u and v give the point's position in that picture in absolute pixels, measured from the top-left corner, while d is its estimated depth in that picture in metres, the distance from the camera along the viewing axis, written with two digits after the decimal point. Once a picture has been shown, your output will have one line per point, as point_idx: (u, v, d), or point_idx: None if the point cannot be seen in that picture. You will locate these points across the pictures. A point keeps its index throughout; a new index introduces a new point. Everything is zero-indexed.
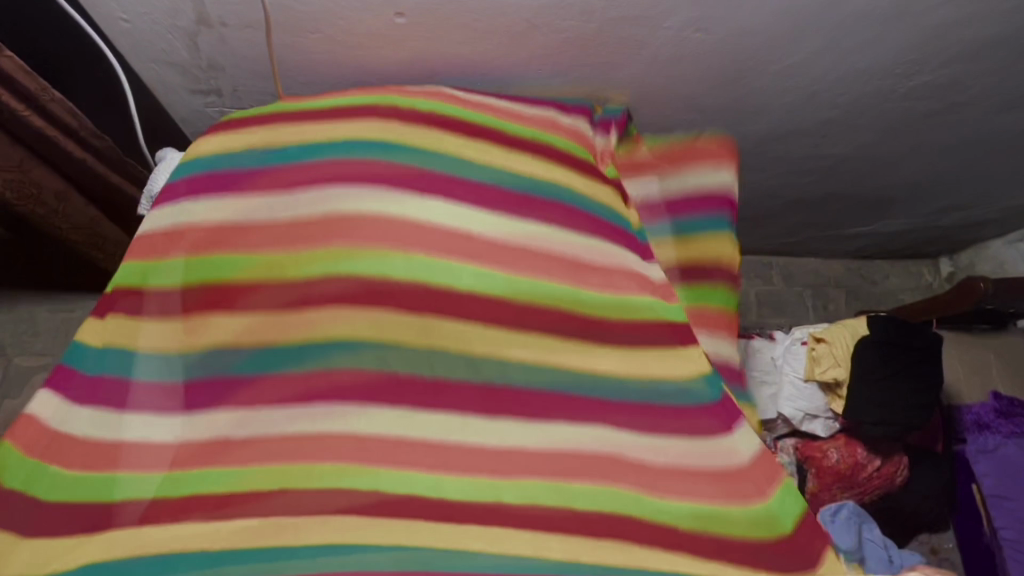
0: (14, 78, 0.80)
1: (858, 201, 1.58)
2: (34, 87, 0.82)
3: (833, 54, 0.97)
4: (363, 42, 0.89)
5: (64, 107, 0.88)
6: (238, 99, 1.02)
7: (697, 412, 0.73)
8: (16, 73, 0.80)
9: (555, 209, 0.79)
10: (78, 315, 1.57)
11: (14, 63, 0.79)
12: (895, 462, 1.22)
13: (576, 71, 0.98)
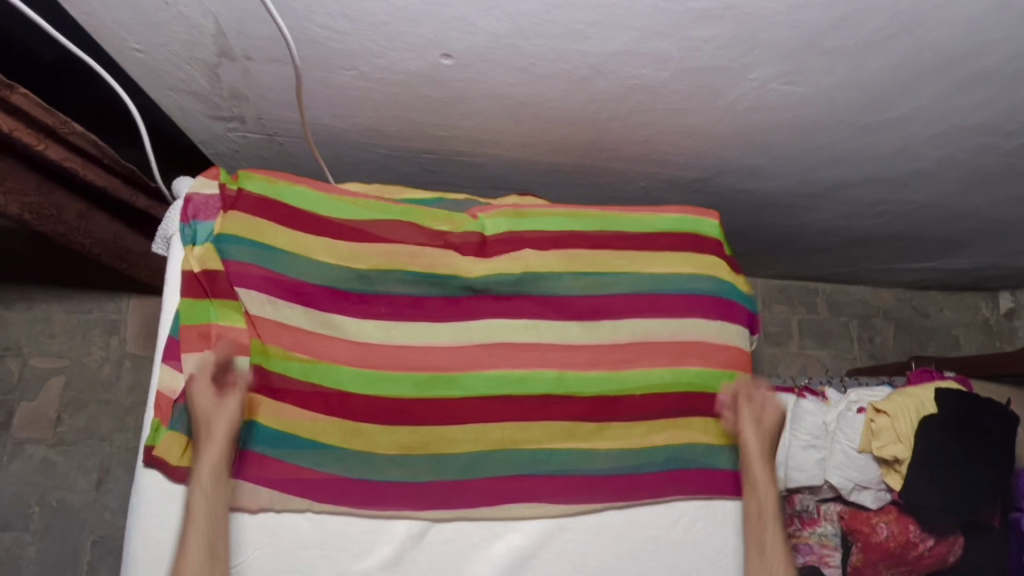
0: (32, 114, 0.77)
1: (926, 240, 1.45)
2: (54, 121, 0.80)
3: (937, 111, 0.84)
4: (401, 79, 0.79)
5: (83, 138, 0.86)
6: (263, 127, 0.93)
7: (697, 475, 0.88)
8: (34, 111, 0.77)
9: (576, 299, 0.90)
10: (95, 317, 1.53)
11: (31, 101, 0.76)
12: (948, 542, 1.14)
13: (637, 114, 0.87)
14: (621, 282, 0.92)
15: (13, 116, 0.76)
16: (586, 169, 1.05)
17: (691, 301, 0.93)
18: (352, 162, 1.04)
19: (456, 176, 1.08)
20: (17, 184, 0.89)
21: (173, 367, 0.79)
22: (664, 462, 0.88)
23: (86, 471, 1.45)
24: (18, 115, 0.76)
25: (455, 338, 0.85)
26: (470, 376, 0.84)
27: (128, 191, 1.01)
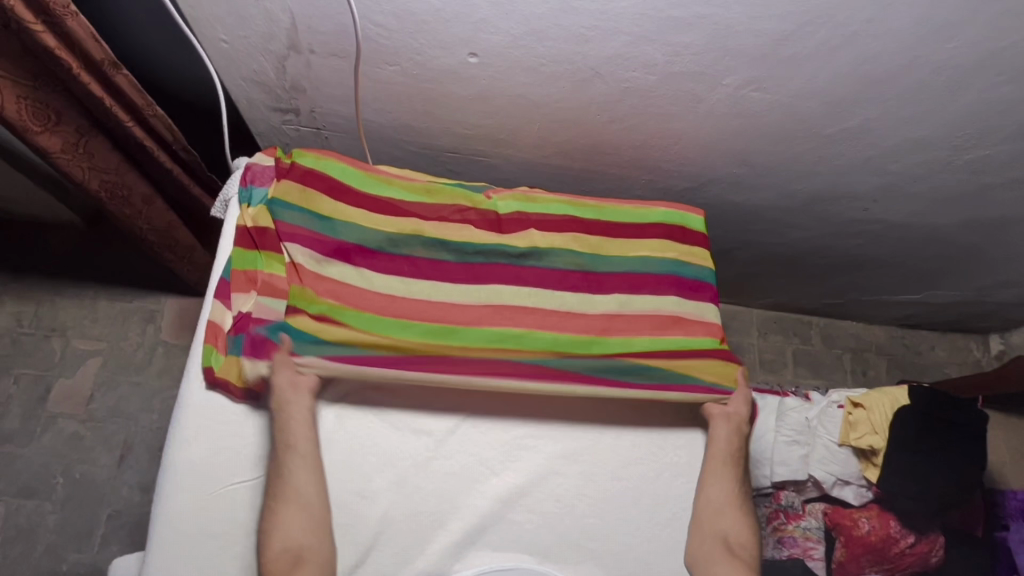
0: (126, 94, 0.92)
1: (906, 267, 1.56)
2: (142, 103, 0.95)
3: (887, 123, 0.99)
4: (434, 76, 0.95)
5: (162, 121, 1.02)
6: (313, 119, 1.10)
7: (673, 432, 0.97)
8: (130, 91, 0.93)
9: (573, 273, 1.02)
10: (135, 306, 1.67)
11: (130, 82, 0.92)
12: (929, 540, 1.18)
13: (631, 117, 1.02)
14: (613, 262, 1.04)
15: (113, 93, 0.92)
16: (587, 172, 1.20)
17: (674, 280, 1.05)
18: (385, 158, 1.19)
19: (474, 176, 1.24)
20: (101, 160, 1.06)
21: (222, 304, 0.91)
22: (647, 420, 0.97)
23: (111, 446, 1.54)
24: (114, 92, 0.92)
25: (466, 298, 0.96)
26: (475, 329, 0.94)
27: (187, 178, 1.18)
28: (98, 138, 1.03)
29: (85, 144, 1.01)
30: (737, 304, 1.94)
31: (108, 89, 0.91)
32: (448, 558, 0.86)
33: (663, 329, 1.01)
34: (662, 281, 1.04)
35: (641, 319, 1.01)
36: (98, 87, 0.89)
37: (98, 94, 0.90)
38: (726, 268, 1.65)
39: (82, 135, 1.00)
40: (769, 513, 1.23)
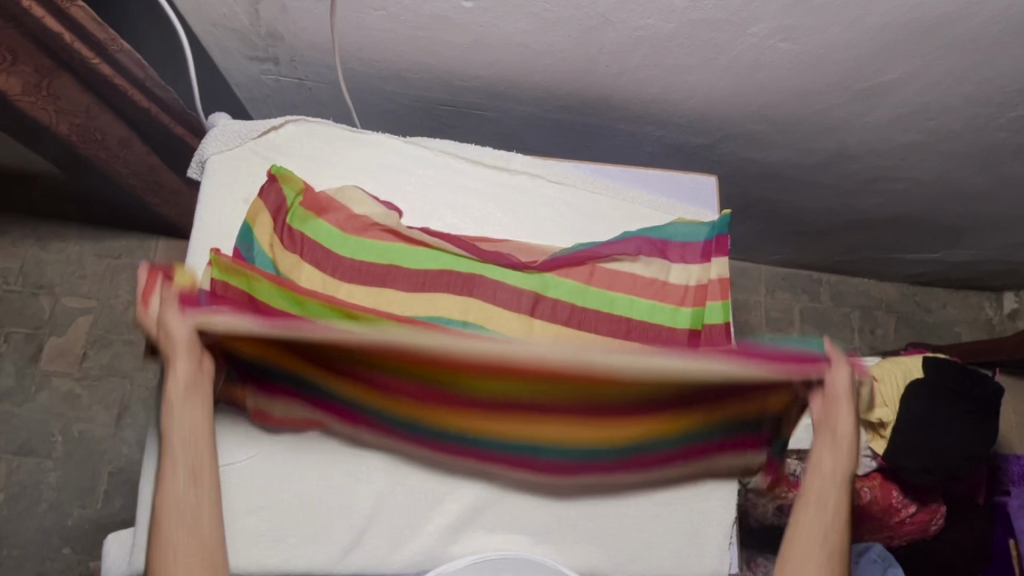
0: (84, 28, 0.82)
1: (926, 226, 1.48)
2: (103, 38, 0.85)
3: (928, 77, 0.89)
4: (425, 23, 0.85)
5: (129, 58, 0.91)
6: (294, 70, 1.00)
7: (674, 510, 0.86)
8: (91, 25, 0.83)
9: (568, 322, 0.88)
10: (123, 262, 1.61)
11: (88, 14, 0.82)
12: (929, 510, 1.17)
13: (643, 70, 0.92)
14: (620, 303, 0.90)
15: (72, 27, 0.83)
16: (593, 127, 1.11)
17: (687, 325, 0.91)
18: (374, 112, 1.10)
19: (471, 130, 1.15)
20: (67, 103, 0.98)
21: None
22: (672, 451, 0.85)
23: (107, 405, 1.53)
24: (69, 26, 0.82)
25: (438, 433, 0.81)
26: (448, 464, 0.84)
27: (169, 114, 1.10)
28: (63, 79, 0.94)
29: (48, 86, 0.93)
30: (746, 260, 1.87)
31: (64, 22, 0.81)
32: (443, 539, 0.84)
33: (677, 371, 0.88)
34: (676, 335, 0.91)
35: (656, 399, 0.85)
36: (53, 21, 0.80)
37: (54, 29, 0.80)
38: (737, 225, 1.57)
39: (44, 76, 0.91)
40: None
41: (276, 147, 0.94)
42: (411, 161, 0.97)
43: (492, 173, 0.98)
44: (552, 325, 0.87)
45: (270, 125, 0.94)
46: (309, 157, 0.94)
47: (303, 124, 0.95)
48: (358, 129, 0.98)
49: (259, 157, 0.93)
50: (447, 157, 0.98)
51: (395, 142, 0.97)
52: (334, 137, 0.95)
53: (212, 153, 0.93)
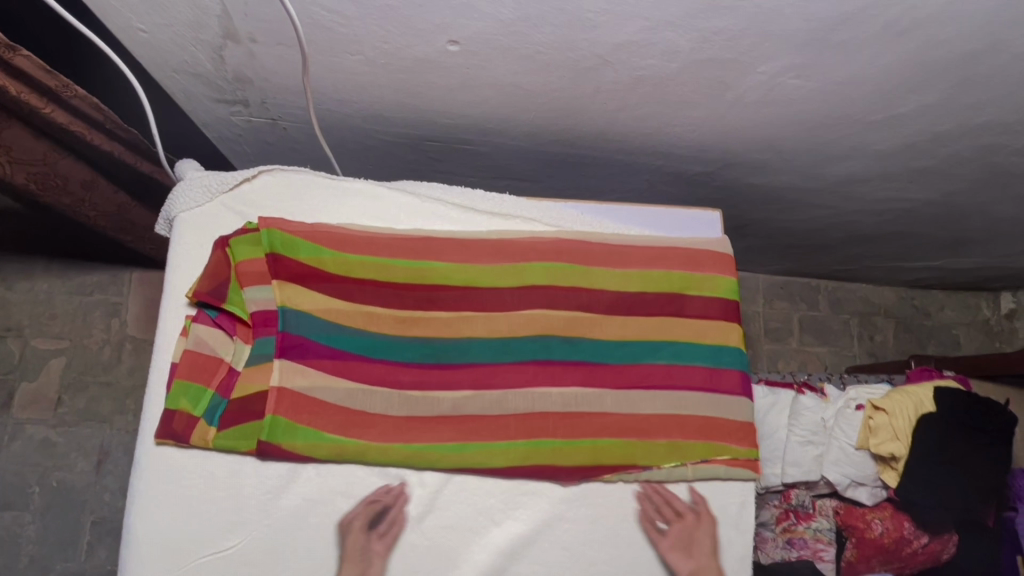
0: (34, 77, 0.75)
1: (929, 239, 1.44)
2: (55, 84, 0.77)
3: (945, 108, 0.84)
4: (407, 65, 0.78)
5: (86, 101, 0.84)
6: (266, 111, 0.92)
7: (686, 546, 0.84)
8: (41, 74, 0.76)
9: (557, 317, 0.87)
10: (96, 299, 1.53)
11: (34, 62, 0.74)
12: (942, 539, 1.14)
13: (643, 106, 0.86)
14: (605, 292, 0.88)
15: (21, 78, 0.75)
16: (590, 159, 1.04)
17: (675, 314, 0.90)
18: (355, 149, 1.03)
19: (460, 164, 1.08)
20: (22, 153, 0.89)
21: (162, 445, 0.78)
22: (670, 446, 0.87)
23: (86, 452, 1.46)
24: (17, 77, 0.74)
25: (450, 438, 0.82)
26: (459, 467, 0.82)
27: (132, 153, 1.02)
28: (14, 128, 0.86)
29: None
30: (743, 270, 1.83)
31: (12, 75, 0.74)
32: None
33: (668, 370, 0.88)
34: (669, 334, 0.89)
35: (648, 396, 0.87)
36: None
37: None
38: (736, 241, 1.52)
39: None
40: (778, 513, 1.19)
41: (250, 201, 0.87)
42: (397, 209, 0.90)
43: (484, 219, 0.92)
44: (543, 322, 0.86)
45: (243, 177, 0.87)
46: (286, 210, 0.87)
47: (278, 174, 0.88)
48: (338, 175, 0.91)
49: (232, 212, 0.86)
50: (436, 203, 0.91)
51: (379, 189, 0.90)
52: (312, 186, 0.89)
53: (181, 210, 0.85)
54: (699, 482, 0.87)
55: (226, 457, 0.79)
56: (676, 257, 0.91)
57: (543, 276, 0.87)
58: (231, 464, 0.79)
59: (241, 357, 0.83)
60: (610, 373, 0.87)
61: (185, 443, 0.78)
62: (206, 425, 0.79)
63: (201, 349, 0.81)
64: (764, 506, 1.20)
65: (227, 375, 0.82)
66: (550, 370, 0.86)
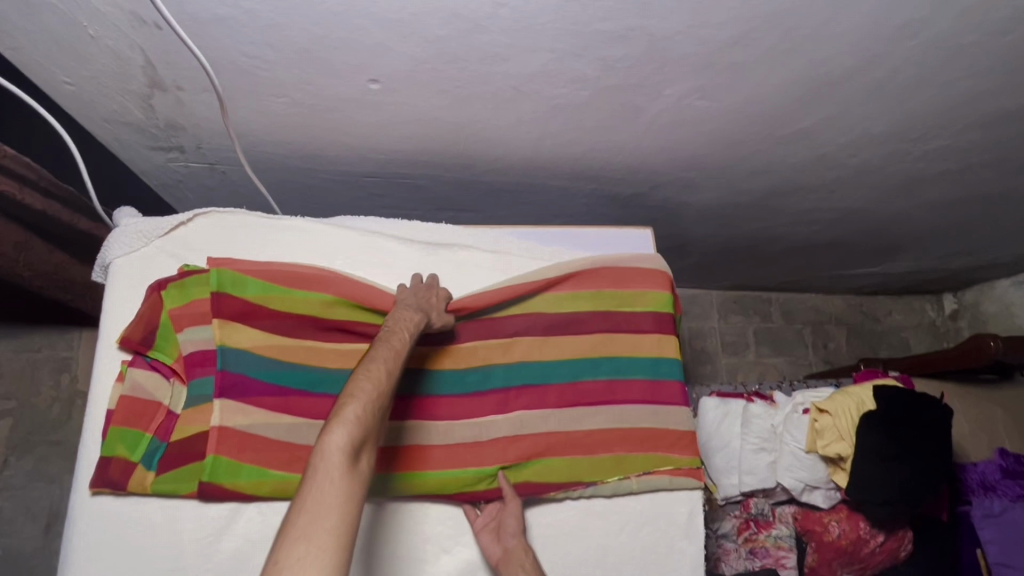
0: None
1: (863, 246, 1.51)
2: None
3: (844, 120, 0.90)
4: (333, 105, 0.81)
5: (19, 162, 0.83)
6: (203, 155, 0.94)
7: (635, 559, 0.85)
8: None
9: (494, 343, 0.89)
10: (43, 355, 1.49)
11: None
12: (897, 536, 1.16)
13: (566, 133, 0.91)
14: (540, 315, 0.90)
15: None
16: (526, 186, 1.08)
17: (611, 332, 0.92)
18: (295, 188, 1.05)
19: (401, 198, 1.11)
20: None
21: (98, 493, 0.77)
22: (615, 461, 0.88)
23: (34, 515, 1.41)
24: None
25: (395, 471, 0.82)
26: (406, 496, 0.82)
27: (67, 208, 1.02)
28: None
29: None
30: (696, 287, 1.88)
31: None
32: None
33: (608, 386, 0.90)
34: (607, 351, 0.91)
35: (592, 413, 0.89)
36: None
37: None
38: (683, 259, 1.57)
39: None
40: (739, 523, 1.20)
41: (184, 243, 0.88)
42: (335, 243, 0.92)
43: (423, 249, 0.94)
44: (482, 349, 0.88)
45: (178, 220, 0.88)
46: (223, 250, 0.88)
47: (214, 216, 0.89)
48: (275, 214, 0.92)
49: (168, 256, 0.87)
50: (373, 235, 0.93)
51: (317, 225, 0.92)
52: (248, 226, 0.90)
53: (116, 256, 0.86)
54: (644, 494, 0.88)
55: (162, 500, 0.77)
56: (607, 275, 0.94)
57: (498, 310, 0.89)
58: (169, 510, 0.77)
59: (179, 399, 0.82)
60: (552, 394, 0.88)
61: (122, 490, 0.77)
62: (144, 469, 0.78)
63: (142, 395, 0.80)
64: (724, 517, 1.21)
65: (164, 419, 0.81)
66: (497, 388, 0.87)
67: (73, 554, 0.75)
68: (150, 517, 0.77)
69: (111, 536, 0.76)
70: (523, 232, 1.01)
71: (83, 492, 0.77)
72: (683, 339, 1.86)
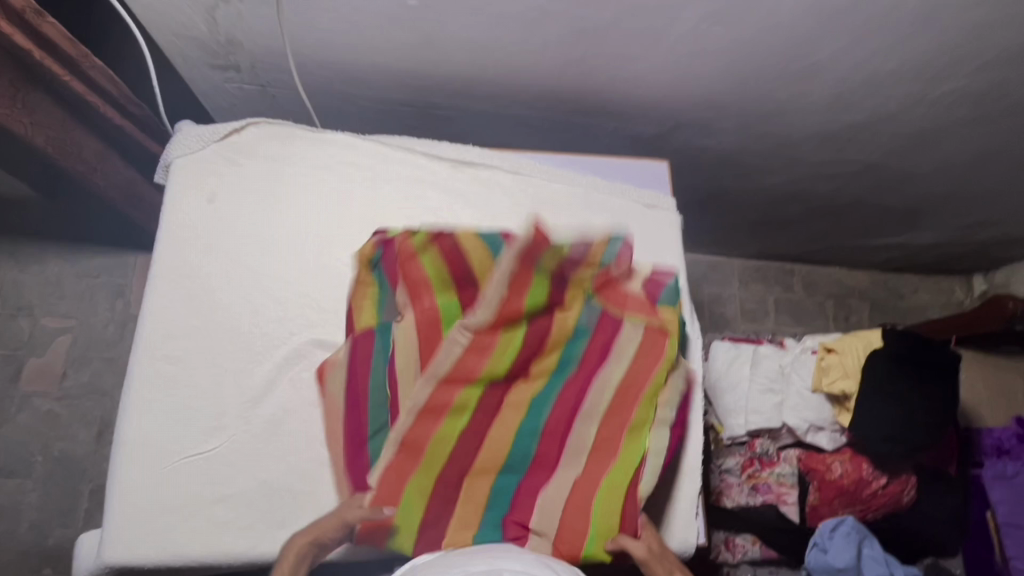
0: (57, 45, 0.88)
1: (885, 209, 1.52)
2: (75, 53, 0.91)
3: (857, 53, 0.94)
4: (375, 23, 0.89)
5: (102, 73, 0.98)
6: (257, 76, 1.04)
7: None
8: (62, 44, 0.89)
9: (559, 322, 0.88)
10: (102, 280, 1.62)
11: (58, 32, 0.88)
12: (901, 481, 1.19)
13: (589, 61, 0.97)
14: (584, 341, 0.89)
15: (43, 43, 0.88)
16: (552, 122, 1.15)
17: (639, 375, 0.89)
18: (338, 115, 1.14)
19: (434, 132, 1.19)
20: (42, 114, 0.97)
21: (152, 355, 0.86)
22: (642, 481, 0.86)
23: (87, 423, 1.54)
24: (39, 40, 0.86)
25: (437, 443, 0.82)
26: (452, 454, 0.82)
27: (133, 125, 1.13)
28: (35, 95, 0.95)
29: (24, 103, 0.94)
30: (718, 254, 1.90)
31: (38, 42, 0.86)
32: None
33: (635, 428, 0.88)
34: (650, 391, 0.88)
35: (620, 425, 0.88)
36: (23, 37, 0.84)
37: (25, 45, 0.85)
38: (704, 217, 1.60)
39: (16, 96, 0.92)
40: (743, 460, 1.24)
41: (238, 148, 0.97)
42: (370, 157, 1.00)
43: (451, 167, 1.02)
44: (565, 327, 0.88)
45: (233, 127, 0.97)
46: (271, 155, 0.97)
47: (264, 126, 0.99)
48: (317, 129, 1.01)
49: (221, 158, 0.96)
50: (405, 151, 1.01)
51: (355, 139, 1.01)
52: (292, 136, 0.99)
53: (177, 155, 0.95)
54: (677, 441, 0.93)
55: (212, 367, 0.86)
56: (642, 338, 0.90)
57: (526, 423, 0.85)
58: (215, 376, 0.86)
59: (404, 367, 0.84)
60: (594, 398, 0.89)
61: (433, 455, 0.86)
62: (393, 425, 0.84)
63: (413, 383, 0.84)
64: (729, 455, 1.25)
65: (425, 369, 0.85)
66: (632, 298, 0.95)
67: (129, 405, 0.84)
68: (197, 380, 0.86)
69: (162, 393, 0.85)
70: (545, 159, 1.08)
71: (140, 353, 0.86)
72: (702, 304, 1.88)
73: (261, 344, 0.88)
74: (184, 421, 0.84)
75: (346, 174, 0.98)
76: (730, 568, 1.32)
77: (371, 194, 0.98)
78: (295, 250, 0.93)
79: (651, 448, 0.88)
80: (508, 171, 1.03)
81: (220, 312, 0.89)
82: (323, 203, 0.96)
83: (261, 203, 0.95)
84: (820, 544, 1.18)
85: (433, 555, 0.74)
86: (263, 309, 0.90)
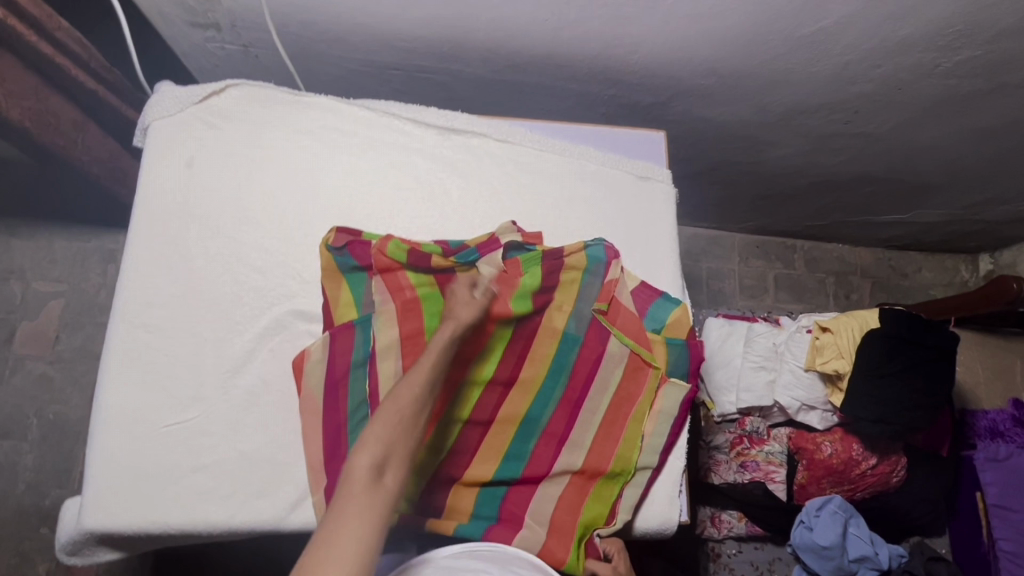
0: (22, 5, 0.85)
1: (891, 185, 1.48)
2: (41, 13, 0.88)
3: (866, 19, 0.89)
4: None
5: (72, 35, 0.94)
6: (238, 36, 0.99)
7: None
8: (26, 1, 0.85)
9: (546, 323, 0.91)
10: (92, 246, 1.61)
11: None
12: (891, 461, 1.18)
13: (582, 23, 0.92)
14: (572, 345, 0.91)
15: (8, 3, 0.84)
16: (547, 88, 1.10)
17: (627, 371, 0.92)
18: (324, 78, 1.10)
19: (424, 97, 1.15)
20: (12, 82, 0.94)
21: (129, 324, 0.85)
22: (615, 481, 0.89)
23: (81, 387, 1.54)
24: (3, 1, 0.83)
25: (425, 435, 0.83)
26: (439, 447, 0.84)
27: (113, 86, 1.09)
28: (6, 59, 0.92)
29: None
30: (718, 228, 1.87)
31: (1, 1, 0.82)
32: None
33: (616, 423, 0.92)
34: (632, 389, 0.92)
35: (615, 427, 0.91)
36: None
37: None
38: (705, 190, 1.56)
39: None
40: (732, 437, 1.23)
41: (217, 111, 0.93)
42: (354, 122, 0.97)
43: (438, 134, 0.98)
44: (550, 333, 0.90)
45: (212, 89, 0.94)
46: (251, 119, 0.94)
47: (244, 88, 0.95)
48: (299, 92, 0.97)
49: (200, 122, 0.93)
50: (390, 117, 0.98)
51: (339, 104, 0.97)
52: (274, 99, 0.95)
53: (155, 118, 0.92)
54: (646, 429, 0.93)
55: (191, 337, 0.85)
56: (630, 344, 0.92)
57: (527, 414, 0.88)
58: (194, 346, 0.85)
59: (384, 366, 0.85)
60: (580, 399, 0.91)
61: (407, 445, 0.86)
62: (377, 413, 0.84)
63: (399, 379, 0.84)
64: (718, 432, 1.24)
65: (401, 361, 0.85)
66: (627, 314, 0.94)
67: (108, 373, 0.83)
68: (176, 349, 0.85)
69: (140, 362, 0.84)
70: (535, 128, 1.04)
71: (119, 322, 0.85)
72: (701, 279, 1.86)
73: (241, 314, 0.87)
74: (163, 391, 0.83)
75: (328, 139, 0.95)
76: (716, 543, 1.32)
77: (354, 161, 0.95)
78: (275, 219, 0.91)
79: (640, 464, 0.91)
80: (497, 139, 1.00)
81: (198, 281, 0.87)
82: (305, 170, 0.93)
83: (240, 169, 0.92)
84: (806, 522, 1.19)
85: (451, 550, 0.70)
86: (243, 278, 0.88)
